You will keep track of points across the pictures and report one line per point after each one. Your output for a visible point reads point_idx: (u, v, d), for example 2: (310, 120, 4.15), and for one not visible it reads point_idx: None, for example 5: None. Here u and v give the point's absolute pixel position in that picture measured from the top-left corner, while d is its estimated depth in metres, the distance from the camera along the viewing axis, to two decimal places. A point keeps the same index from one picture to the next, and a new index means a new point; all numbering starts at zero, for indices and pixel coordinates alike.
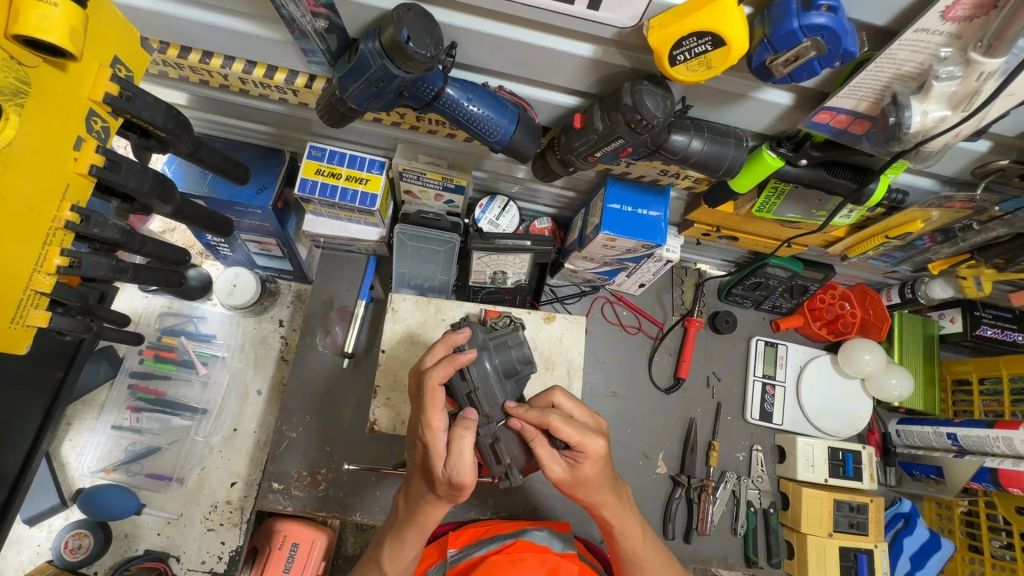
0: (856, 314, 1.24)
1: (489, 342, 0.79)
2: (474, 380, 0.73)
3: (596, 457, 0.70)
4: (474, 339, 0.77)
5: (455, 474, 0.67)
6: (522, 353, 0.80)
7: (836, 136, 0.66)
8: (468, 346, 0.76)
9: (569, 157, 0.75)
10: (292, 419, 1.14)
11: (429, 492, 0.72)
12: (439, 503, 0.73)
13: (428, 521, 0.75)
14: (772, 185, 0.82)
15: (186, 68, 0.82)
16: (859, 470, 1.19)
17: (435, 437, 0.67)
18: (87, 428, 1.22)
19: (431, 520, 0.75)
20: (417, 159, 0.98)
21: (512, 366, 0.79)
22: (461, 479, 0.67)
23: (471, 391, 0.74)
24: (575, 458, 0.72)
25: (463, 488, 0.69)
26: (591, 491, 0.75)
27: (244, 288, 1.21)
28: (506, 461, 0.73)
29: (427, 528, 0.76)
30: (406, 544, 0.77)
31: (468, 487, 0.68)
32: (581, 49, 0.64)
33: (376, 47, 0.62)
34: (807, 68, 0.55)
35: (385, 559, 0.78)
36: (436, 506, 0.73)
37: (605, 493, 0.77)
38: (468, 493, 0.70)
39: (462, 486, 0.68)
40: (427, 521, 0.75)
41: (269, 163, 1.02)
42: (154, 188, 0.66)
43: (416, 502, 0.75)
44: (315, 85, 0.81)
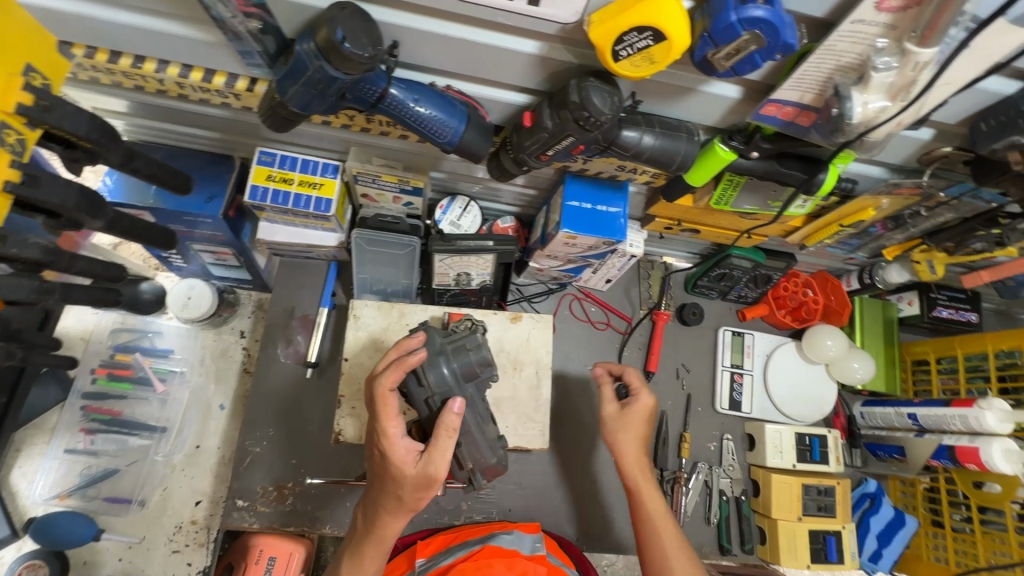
0: (818, 301, 1.27)
1: (447, 347, 0.75)
2: (431, 385, 0.72)
3: (646, 406, 0.96)
4: (431, 343, 0.74)
5: (430, 474, 0.68)
6: (482, 355, 0.76)
7: (784, 128, 0.66)
8: (424, 351, 0.73)
9: (521, 156, 0.74)
10: (256, 433, 1.11)
11: (392, 504, 0.71)
12: (404, 513, 0.73)
13: (388, 534, 0.74)
14: (727, 177, 0.82)
15: (118, 73, 0.78)
16: (825, 454, 1.21)
17: (393, 443, 0.68)
18: (37, 454, 1.16)
19: (393, 533, 0.75)
20: (371, 162, 0.96)
21: (471, 367, 0.75)
22: (434, 477, 0.68)
23: (429, 399, 0.73)
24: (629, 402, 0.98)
25: (432, 490, 0.70)
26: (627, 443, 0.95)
27: (199, 301, 1.16)
28: (467, 466, 0.76)
29: (389, 542, 0.75)
30: (366, 561, 0.75)
31: (438, 486, 0.70)
32: (526, 46, 0.63)
33: (312, 47, 0.60)
34: (749, 61, 0.54)
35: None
36: (400, 516, 0.73)
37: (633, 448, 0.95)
38: (434, 495, 0.71)
39: (431, 487, 0.69)
40: (388, 534, 0.74)
41: (219, 170, 0.98)
42: (80, 204, 0.62)
43: (377, 517, 0.73)
44: (257, 88, 0.78)
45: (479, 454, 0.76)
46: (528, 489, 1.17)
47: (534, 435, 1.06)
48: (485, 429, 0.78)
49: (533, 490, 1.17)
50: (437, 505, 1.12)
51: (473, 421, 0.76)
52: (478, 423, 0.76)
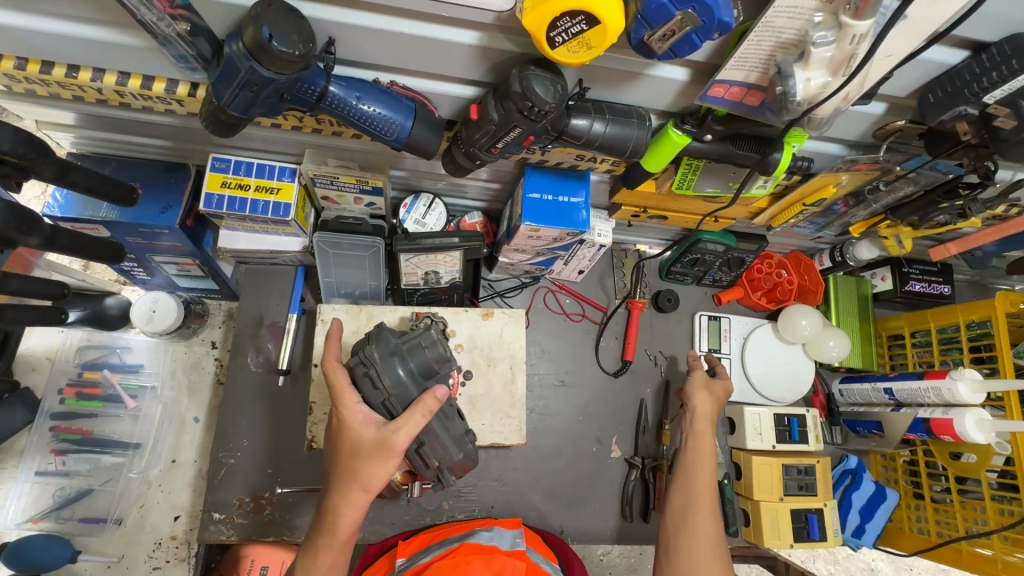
0: (792, 281, 1.28)
1: (402, 347, 0.77)
2: (384, 385, 0.75)
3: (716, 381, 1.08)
4: (383, 344, 0.76)
5: (393, 438, 0.72)
6: (438, 353, 0.78)
7: (734, 109, 0.65)
8: (377, 353, 0.75)
9: (471, 150, 0.72)
10: (229, 445, 1.09)
11: (349, 489, 0.74)
12: (360, 495, 0.74)
13: (344, 530, 0.75)
14: (686, 161, 0.81)
15: (54, 84, 0.75)
16: (804, 433, 1.21)
17: (351, 410, 0.75)
18: (8, 477, 1.14)
19: (349, 526, 0.75)
20: (327, 163, 0.93)
21: (427, 365, 0.78)
22: (396, 443, 0.72)
23: (383, 397, 0.76)
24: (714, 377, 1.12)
25: (388, 463, 0.72)
26: (703, 394, 1.06)
27: (164, 313, 1.13)
28: (433, 463, 0.82)
29: (344, 534, 0.75)
30: (319, 560, 0.74)
31: (396, 456, 0.72)
32: (464, 37, 0.61)
33: (241, 48, 0.58)
34: (687, 42, 0.53)
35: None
36: (357, 502, 0.74)
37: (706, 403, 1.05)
38: (390, 468, 0.73)
39: (389, 458, 0.72)
40: (342, 526, 0.74)
41: (173, 179, 0.96)
42: (9, 222, 0.59)
43: (335, 506, 0.74)
44: (199, 93, 0.76)
45: (444, 452, 0.81)
46: (509, 485, 1.16)
47: (511, 431, 1.05)
48: (450, 426, 0.82)
49: (514, 486, 1.16)
50: (418, 506, 1.11)
51: (438, 423, 0.81)
52: (443, 423, 0.81)
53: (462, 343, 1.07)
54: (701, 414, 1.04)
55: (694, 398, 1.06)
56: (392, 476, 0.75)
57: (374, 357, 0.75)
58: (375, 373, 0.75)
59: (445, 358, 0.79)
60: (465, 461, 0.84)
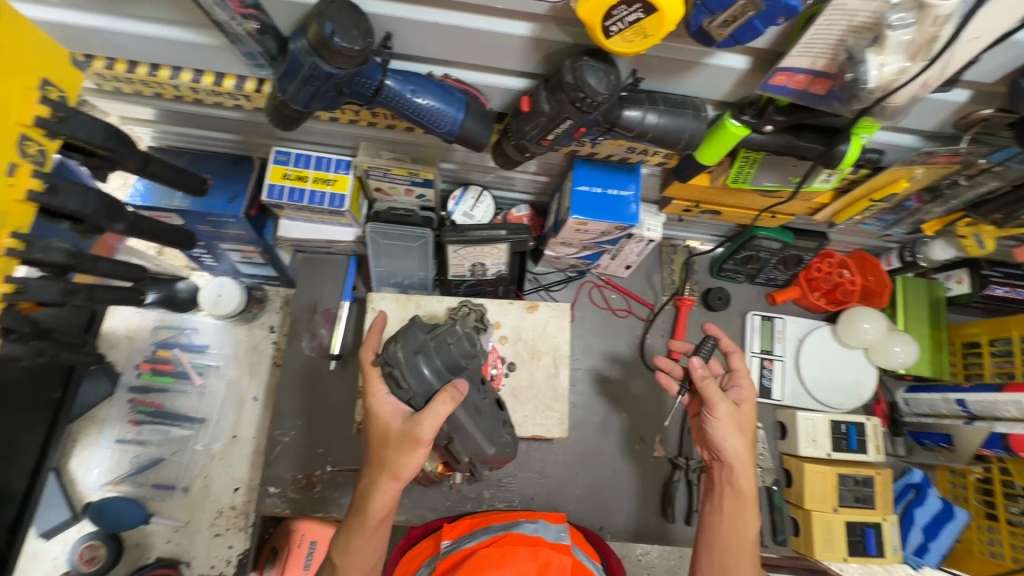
0: (855, 282, 1.20)
1: (429, 344, 0.78)
2: (410, 383, 0.77)
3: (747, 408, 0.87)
4: (410, 341, 0.78)
5: (416, 429, 0.74)
6: (465, 349, 0.79)
7: (798, 98, 0.62)
8: (401, 353, 0.77)
9: (522, 142, 0.72)
10: (284, 424, 1.16)
11: (381, 479, 0.77)
12: (390, 483, 0.77)
13: (376, 517, 0.78)
14: (743, 154, 0.78)
15: (138, 82, 0.82)
16: (863, 443, 1.15)
17: (379, 401, 0.80)
18: (91, 444, 1.24)
19: (382, 511, 0.78)
20: (380, 155, 0.96)
21: (454, 360, 0.80)
22: (420, 433, 0.74)
23: (409, 394, 0.78)
24: (737, 398, 0.88)
25: (414, 453, 0.75)
26: (738, 439, 0.83)
27: (229, 298, 1.21)
28: (464, 457, 0.87)
29: (376, 520, 0.78)
30: (352, 543, 0.79)
31: (422, 446, 0.75)
32: (517, 28, 0.61)
33: (305, 44, 0.60)
34: (749, 29, 0.51)
35: (348, 561, 0.79)
36: (387, 490, 0.77)
37: (745, 452, 0.83)
38: (418, 458, 0.75)
39: (415, 448, 0.75)
40: (375, 512, 0.78)
41: (240, 171, 1.01)
42: (100, 209, 0.64)
43: (368, 493, 0.78)
44: (265, 88, 0.80)
45: (475, 447, 0.87)
46: (550, 477, 1.16)
47: (553, 424, 1.06)
48: (478, 422, 0.85)
49: (555, 478, 1.17)
50: (460, 493, 1.14)
51: (467, 419, 0.84)
52: (473, 420, 0.84)
53: (507, 334, 1.07)
54: (738, 465, 0.83)
55: (728, 448, 0.83)
56: (420, 465, 0.77)
57: (400, 358, 0.77)
58: (401, 372, 0.77)
59: (472, 353, 0.80)
60: (496, 455, 0.89)
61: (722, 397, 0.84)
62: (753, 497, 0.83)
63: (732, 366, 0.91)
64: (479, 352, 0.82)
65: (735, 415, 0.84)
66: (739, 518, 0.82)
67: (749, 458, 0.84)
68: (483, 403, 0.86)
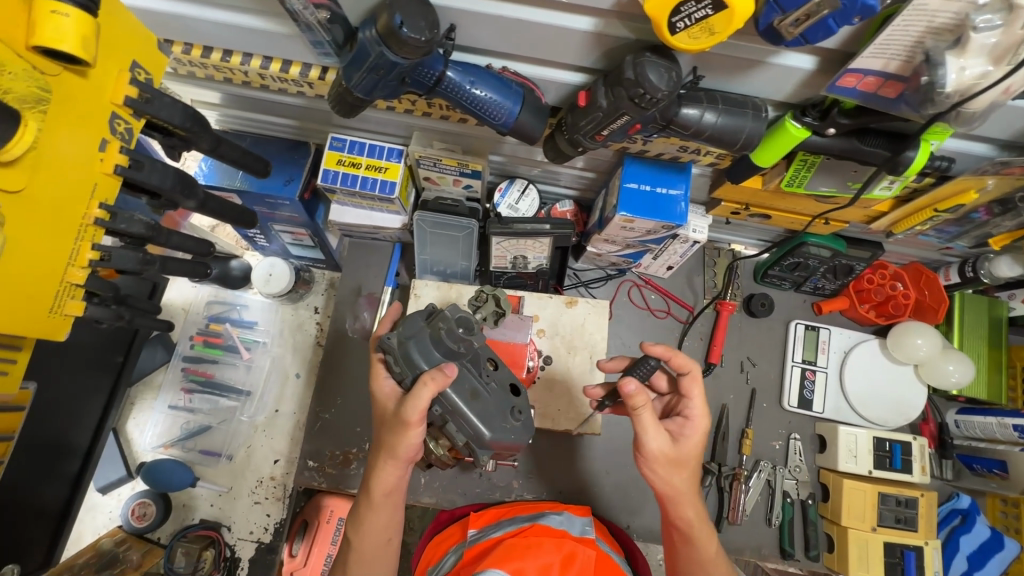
0: (908, 296, 1.16)
1: (425, 331, 0.82)
2: (403, 368, 0.82)
3: (697, 437, 0.80)
4: (408, 328, 0.83)
5: (401, 411, 0.77)
6: (454, 330, 0.79)
7: (865, 101, 0.61)
8: (395, 339, 0.82)
9: (576, 137, 0.73)
10: (325, 402, 1.20)
11: (382, 457, 0.82)
12: (390, 462, 0.82)
13: (381, 491, 0.83)
14: (801, 157, 0.76)
15: (211, 67, 0.86)
16: (908, 463, 1.11)
17: (379, 383, 0.87)
18: (147, 407, 1.32)
19: (386, 487, 0.83)
20: (432, 145, 0.98)
21: (447, 345, 0.81)
22: (405, 415, 0.76)
23: (403, 378, 0.84)
24: (680, 429, 0.80)
25: (405, 433, 0.78)
26: (674, 477, 0.79)
27: (279, 277, 1.26)
28: (461, 440, 0.84)
29: (381, 495, 0.83)
30: (364, 520, 0.84)
31: (412, 427, 0.77)
32: (580, 23, 0.62)
33: (373, 35, 0.63)
34: (821, 28, 0.50)
35: (360, 535, 0.84)
36: (387, 467, 0.82)
37: (684, 486, 0.79)
38: (408, 438, 0.79)
39: (405, 429, 0.78)
40: (379, 487, 0.83)
41: (296, 155, 1.05)
42: (176, 185, 0.69)
43: (372, 469, 0.84)
44: (328, 76, 0.83)
45: (472, 430, 0.82)
46: (579, 473, 1.17)
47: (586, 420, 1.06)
48: (476, 406, 0.82)
49: (584, 474, 1.17)
50: (490, 481, 1.15)
51: (460, 400, 0.82)
52: (467, 403, 0.82)
53: (545, 328, 1.08)
54: (673, 500, 0.80)
55: (662, 487, 0.80)
56: (417, 445, 0.81)
57: (393, 344, 0.82)
58: (395, 357, 0.83)
59: (465, 338, 0.80)
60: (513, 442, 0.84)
61: (654, 431, 0.76)
62: (701, 527, 0.81)
63: (687, 392, 0.81)
64: (474, 336, 0.81)
65: (669, 455, 0.77)
66: (692, 546, 0.81)
67: (688, 494, 0.80)
68: (484, 390, 0.84)
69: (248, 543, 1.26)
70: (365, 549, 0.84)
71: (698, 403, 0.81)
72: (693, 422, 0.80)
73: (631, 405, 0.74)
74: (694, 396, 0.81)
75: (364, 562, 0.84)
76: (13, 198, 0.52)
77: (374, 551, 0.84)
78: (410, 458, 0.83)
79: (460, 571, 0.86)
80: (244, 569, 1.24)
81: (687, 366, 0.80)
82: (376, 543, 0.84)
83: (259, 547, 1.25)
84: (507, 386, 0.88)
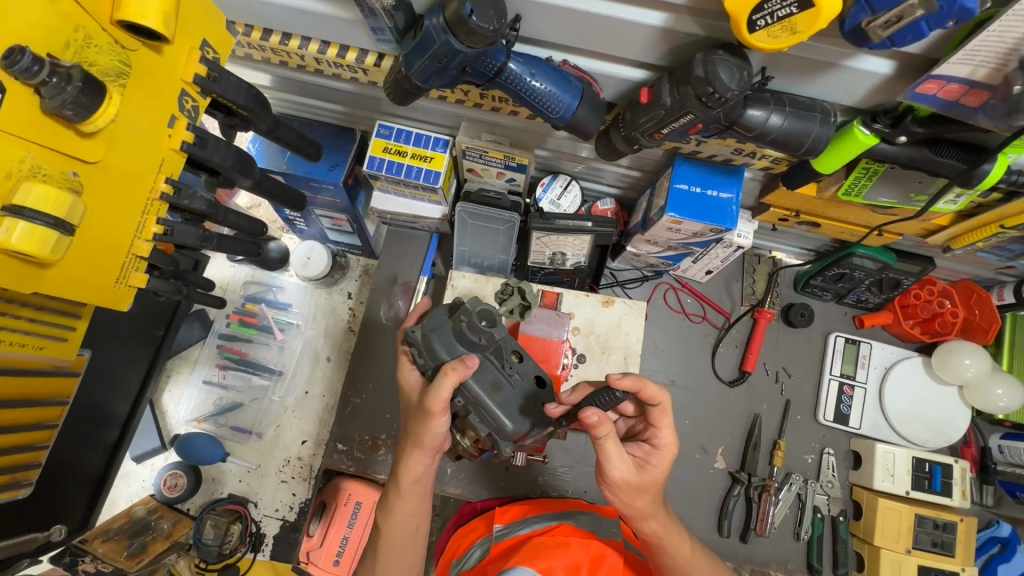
0: (957, 314, 1.11)
1: (448, 324, 0.83)
2: (426, 360, 0.83)
3: (663, 468, 0.79)
4: (431, 321, 0.83)
5: (424, 400, 0.77)
6: (473, 320, 0.80)
7: (946, 109, 0.59)
8: (418, 332, 0.83)
9: (633, 134, 0.72)
10: (357, 386, 1.22)
11: (409, 446, 0.83)
12: (415, 450, 0.82)
13: (409, 479, 0.84)
14: (863, 165, 0.74)
15: (269, 49, 0.87)
16: (948, 486, 1.08)
17: (404, 374, 0.88)
18: (182, 380, 1.30)
19: (415, 475, 0.83)
20: (480, 137, 0.98)
21: (468, 338, 0.81)
22: (427, 405, 0.76)
23: (427, 368, 0.84)
24: (647, 457, 0.79)
25: (428, 422, 0.78)
26: (636, 500, 0.79)
27: (317, 261, 1.25)
28: (484, 432, 0.82)
29: (409, 482, 0.84)
30: (394, 508, 0.84)
31: (435, 417, 0.77)
32: (650, 18, 0.60)
33: (440, 22, 0.62)
34: (911, 31, 0.48)
35: (389, 520, 0.84)
36: (414, 456, 0.82)
37: (646, 507, 0.81)
38: (432, 428, 0.78)
39: (428, 418, 0.77)
40: (407, 474, 0.83)
41: (341, 142, 1.04)
42: (236, 164, 0.70)
43: (399, 458, 0.85)
44: (384, 63, 0.83)
45: (494, 422, 0.81)
46: None
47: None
48: (498, 398, 0.81)
49: None
50: (515, 476, 1.15)
51: (482, 392, 0.81)
52: (489, 395, 0.81)
53: (580, 326, 1.06)
54: (638, 517, 0.82)
55: (625, 507, 0.81)
56: (442, 435, 0.80)
57: (417, 337, 0.82)
58: (419, 349, 0.83)
59: (486, 331, 0.80)
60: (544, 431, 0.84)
61: (617, 460, 0.74)
62: (667, 535, 0.85)
63: (655, 422, 0.78)
64: (495, 329, 0.81)
65: (633, 482, 0.76)
66: (664, 552, 0.85)
67: (651, 513, 0.81)
68: (507, 382, 0.83)
69: (274, 520, 1.23)
70: (393, 536, 0.84)
71: (666, 433, 0.78)
72: (659, 451, 0.79)
73: (594, 434, 0.72)
74: (663, 427, 0.78)
75: (393, 546, 0.84)
76: (91, 168, 0.53)
77: (403, 540, 0.84)
78: (436, 448, 0.83)
79: (489, 565, 0.86)
80: (269, 545, 1.22)
81: (658, 398, 0.76)
82: (404, 530, 0.84)
83: (284, 525, 1.23)
84: (532, 378, 0.86)
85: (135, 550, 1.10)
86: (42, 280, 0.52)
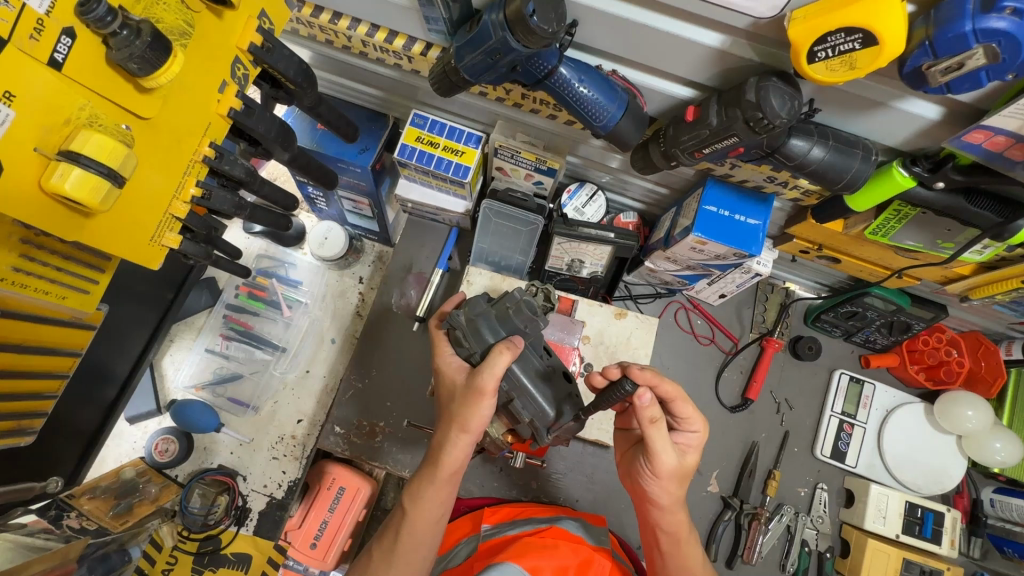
0: (963, 364, 1.12)
1: (492, 312, 0.82)
2: (471, 343, 0.81)
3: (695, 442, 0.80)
4: (474, 308, 0.83)
5: (474, 379, 0.76)
6: (528, 306, 0.82)
7: (988, 159, 0.59)
8: (464, 317, 0.82)
9: (673, 151, 0.73)
10: (360, 371, 1.21)
11: (452, 432, 0.80)
12: (461, 435, 0.80)
13: (447, 471, 0.81)
14: (895, 207, 0.75)
15: (317, 28, 0.86)
16: (938, 533, 1.09)
17: (445, 360, 0.85)
18: (185, 346, 1.27)
19: (454, 464, 0.81)
20: (514, 137, 0.99)
21: (513, 324, 0.83)
22: (479, 383, 0.76)
23: (471, 354, 0.83)
24: (686, 442, 0.80)
25: (477, 404, 0.77)
26: (676, 489, 0.80)
27: (333, 243, 1.23)
28: (525, 419, 0.84)
29: (447, 473, 0.81)
30: (429, 491, 0.82)
31: (486, 396, 0.76)
32: (708, 38, 0.61)
33: (499, 18, 0.62)
34: (971, 79, 0.50)
35: (415, 505, 0.82)
36: (459, 442, 0.80)
37: (677, 496, 0.81)
38: (484, 410, 0.78)
39: (478, 398, 0.77)
40: (447, 465, 0.81)
41: (374, 126, 1.04)
42: (278, 136, 0.69)
43: (440, 446, 0.82)
44: (431, 53, 0.83)
45: (534, 406, 0.83)
46: (598, 486, 1.16)
47: (592, 427, 1.00)
48: (530, 383, 0.83)
49: (603, 487, 1.16)
50: (508, 478, 1.15)
51: (525, 377, 0.83)
52: (532, 381, 0.83)
53: (590, 335, 1.05)
54: (669, 507, 0.81)
55: (661, 495, 0.80)
56: (487, 419, 0.79)
57: (461, 320, 0.82)
58: (463, 333, 0.82)
59: (533, 318, 0.83)
60: (553, 418, 0.83)
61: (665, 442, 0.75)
62: (688, 531, 0.84)
63: (680, 414, 0.79)
64: (541, 318, 0.83)
65: (677, 471, 0.78)
66: (675, 553, 0.84)
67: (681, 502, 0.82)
68: (543, 370, 0.85)
69: (261, 496, 1.18)
70: (417, 523, 0.82)
71: (698, 419, 0.79)
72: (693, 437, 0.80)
73: (646, 418, 0.73)
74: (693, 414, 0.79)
75: (411, 535, 0.82)
76: (142, 123, 0.53)
77: (425, 524, 0.82)
78: (481, 433, 0.81)
79: (474, 563, 0.86)
80: (253, 520, 1.16)
81: (674, 394, 0.76)
82: (426, 520, 0.82)
83: (270, 502, 1.18)
84: (558, 372, 0.87)
85: (121, 511, 1.08)
86: (83, 229, 0.52)
